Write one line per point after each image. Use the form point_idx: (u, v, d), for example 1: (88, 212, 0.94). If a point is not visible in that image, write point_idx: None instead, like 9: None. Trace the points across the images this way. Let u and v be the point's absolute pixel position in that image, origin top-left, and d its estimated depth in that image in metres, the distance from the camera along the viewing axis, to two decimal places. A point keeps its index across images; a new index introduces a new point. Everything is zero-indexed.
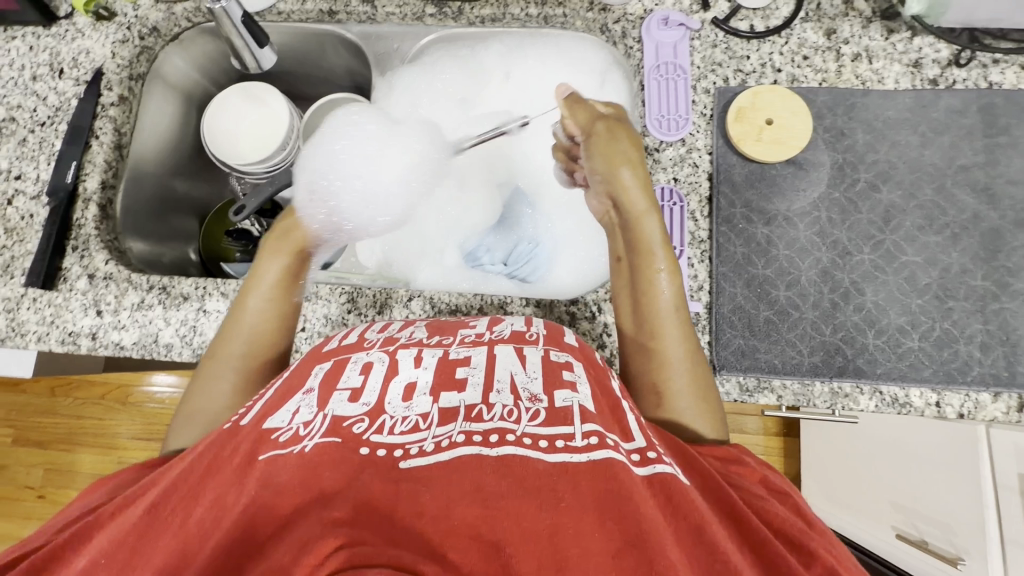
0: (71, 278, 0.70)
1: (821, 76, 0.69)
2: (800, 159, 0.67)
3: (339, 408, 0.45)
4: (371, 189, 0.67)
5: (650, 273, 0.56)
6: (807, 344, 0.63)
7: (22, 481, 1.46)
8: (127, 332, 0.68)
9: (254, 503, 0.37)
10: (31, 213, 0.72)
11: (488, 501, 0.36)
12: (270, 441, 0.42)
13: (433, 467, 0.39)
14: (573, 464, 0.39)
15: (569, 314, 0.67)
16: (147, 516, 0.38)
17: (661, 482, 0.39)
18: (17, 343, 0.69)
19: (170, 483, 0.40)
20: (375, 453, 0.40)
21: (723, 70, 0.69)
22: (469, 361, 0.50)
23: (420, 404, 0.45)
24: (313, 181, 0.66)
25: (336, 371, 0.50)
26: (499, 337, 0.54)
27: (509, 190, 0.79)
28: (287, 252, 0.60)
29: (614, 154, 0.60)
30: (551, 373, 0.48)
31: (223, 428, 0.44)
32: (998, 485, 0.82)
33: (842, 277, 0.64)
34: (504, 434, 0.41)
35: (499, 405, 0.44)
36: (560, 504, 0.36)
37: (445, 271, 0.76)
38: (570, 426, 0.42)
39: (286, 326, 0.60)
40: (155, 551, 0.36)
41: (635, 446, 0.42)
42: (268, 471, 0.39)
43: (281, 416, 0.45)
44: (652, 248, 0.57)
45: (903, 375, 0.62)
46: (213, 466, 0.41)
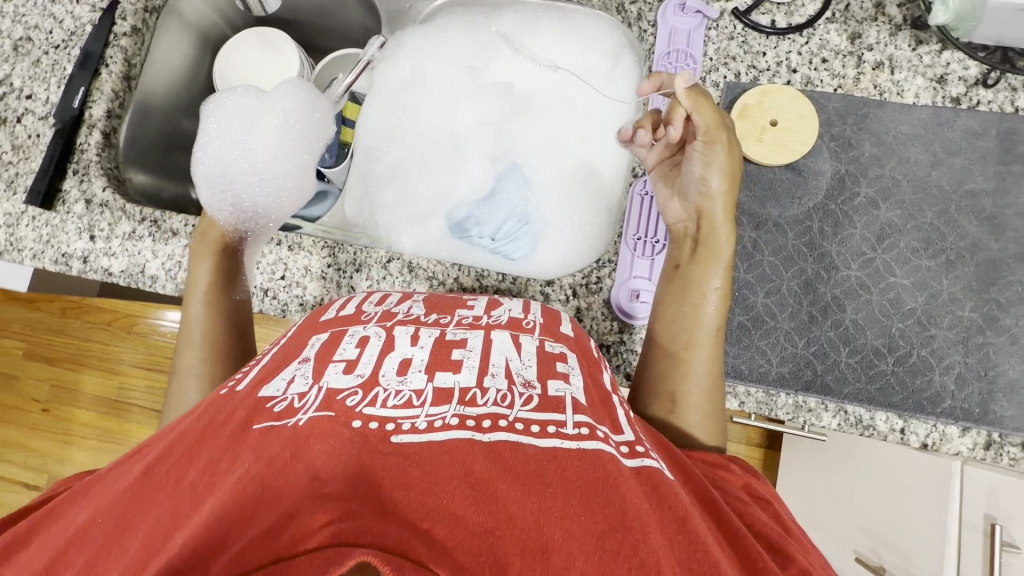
0: (69, 201, 0.72)
1: (837, 82, 0.66)
2: (800, 166, 0.65)
3: (334, 380, 0.45)
4: (247, 167, 0.65)
5: (702, 290, 0.58)
6: (777, 354, 0.62)
7: (30, 393, 1.54)
8: (117, 260, 0.70)
9: (246, 471, 0.37)
10: (38, 133, 0.74)
11: (476, 486, 0.36)
12: (265, 409, 0.43)
13: (423, 445, 0.39)
14: (561, 450, 0.40)
15: (543, 293, 0.68)
16: (141, 479, 0.39)
17: (648, 476, 0.40)
18: (15, 258, 0.72)
19: (162, 450, 0.42)
20: (367, 426, 0.40)
21: (736, 64, 0.67)
22: (466, 343, 0.50)
23: (415, 379, 0.45)
24: (210, 178, 0.65)
25: (334, 341, 0.51)
26: (496, 322, 0.54)
27: (504, 164, 0.75)
28: (211, 253, 0.62)
29: (728, 165, 0.60)
30: (545, 362, 0.49)
31: (219, 394, 0.47)
32: (962, 519, 0.81)
33: (824, 291, 0.63)
34: (496, 419, 0.42)
35: (493, 389, 0.45)
36: (546, 491, 0.36)
37: (430, 238, 0.73)
38: (561, 415, 0.43)
39: (231, 322, 0.62)
40: (139, 513, 0.37)
41: (624, 439, 0.44)
42: (262, 439, 0.40)
43: (276, 385, 0.46)
44: (717, 264, 0.59)
45: (870, 398, 0.61)
46: (207, 433, 0.42)
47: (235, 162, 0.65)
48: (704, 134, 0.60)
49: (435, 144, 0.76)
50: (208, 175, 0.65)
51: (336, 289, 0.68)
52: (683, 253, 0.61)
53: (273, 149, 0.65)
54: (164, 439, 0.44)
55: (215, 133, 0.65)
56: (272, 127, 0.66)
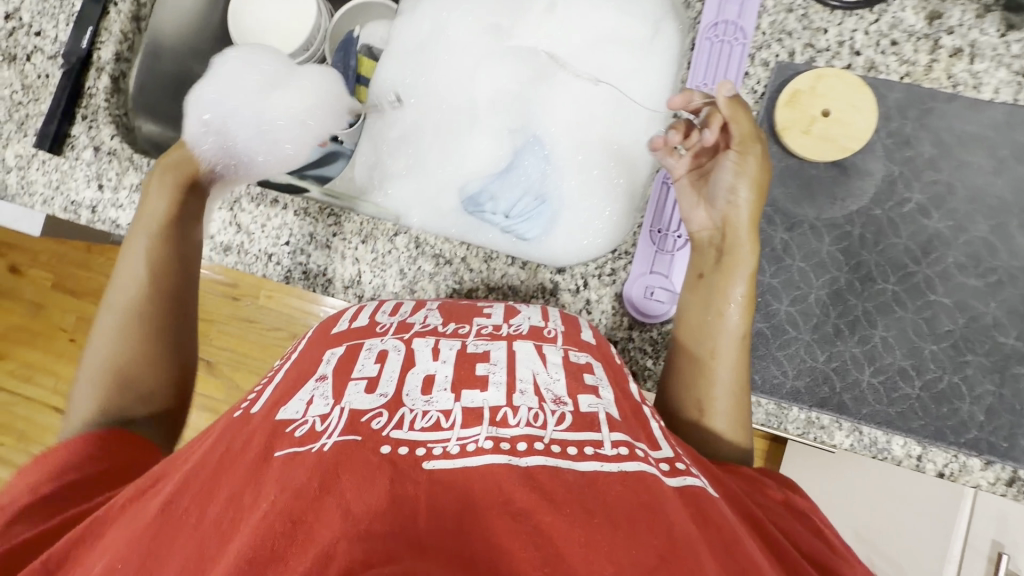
0: (78, 147, 0.70)
1: (905, 69, 0.59)
2: (849, 163, 0.58)
3: (356, 402, 0.44)
4: (253, 126, 0.63)
5: (724, 299, 0.55)
6: (794, 366, 0.58)
7: (58, 322, 1.60)
8: (125, 212, 0.70)
9: (271, 506, 0.35)
10: (47, 73, 0.72)
11: (523, 518, 0.34)
12: (286, 436, 0.41)
13: (456, 473, 0.38)
14: (602, 475, 0.38)
15: (552, 283, 0.64)
16: (160, 517, 0.37)
17: (691, 495, 0.39)
18: (26, 202, 0.71)
19: (179, 483, 0.39)
20: (397, 452, 0.39)
21: (792, 41, 0.60)
22: (489, 356, 0.49)
23: (441, 399, 0.44)
24: (207, 117, 0.63)
25: (350, 358, 0.50)
26: (518, 332, 0.53)
27: (524, 137, 0.70)
28: (172, 181, 0.59)
29: (758, 181, 0.57)
30: (573, 375, 0.48)
31: (235, 418, 0.46)
32: (966, 542, 0.83)
33: (855, 303, 0.58)
34: (531, 442, 0.40)
35: (524, 408, 0.43)
36: (590, 520, 0.34)
37: (440, 211, 0.69)
38: (598, 433, 0.41)
39: (173, 259, 0.58)
40: (161, 560, 0.34)
41: (662, 456, 0.42)
42: (287, 467, 0.38)
43: (295, 406, 0.45)
44: (738, 273, 0.55)
45: (888, 421, 0.57)
46: (226, 465, 0.40)
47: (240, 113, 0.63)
48: (738, 143, 0.56)
49: (449, 110, 0.70)
50: (206, 113, 0.63)
51: (340, 259, 0.66)
52: (707, 261, 0.57)
53: (280, 119, 0.64)
54: (182, 465, 0.42)
55: (221, 82, 0.64)
56: (290, 96, 0.64)
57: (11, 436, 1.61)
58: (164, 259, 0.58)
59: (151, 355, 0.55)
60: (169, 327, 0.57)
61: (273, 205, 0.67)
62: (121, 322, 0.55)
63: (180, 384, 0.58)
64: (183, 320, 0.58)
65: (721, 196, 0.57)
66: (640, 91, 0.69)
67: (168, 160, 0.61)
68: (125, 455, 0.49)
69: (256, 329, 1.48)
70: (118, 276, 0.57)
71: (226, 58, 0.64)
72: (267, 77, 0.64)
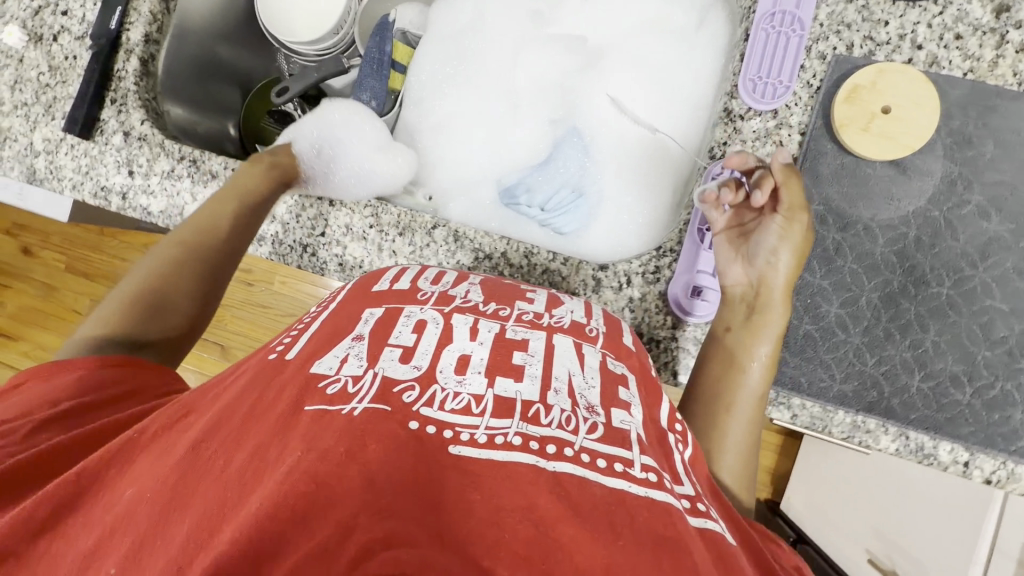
0: (107, 132, 0.69)
1: (969, 65, 0.56)
2: (907, 163, 0.57)
3: (390, 368, 0.42)
4: (345, 169, 0.68)
5: (749, 360, 0.55)
6: (842, 369, 0.57)
7: (72, 304, 1.59)
8: (156, 200, 0.68)
9: (295, 464, 0.34)
10: (75, 54, 0.70)
11: (540, 526, 0.32)
12: (317, 391, 0.40)
13: (480, 462, 0.36)
14: (630, 496, 0.36)
15: (595, 279, 0.62)
16: (188, 457, 0.37)
17: (712, 539, 0.37)
18: (55, 187, 0.70)
19: (210, 424, 0.40)
20: (424, 429, 0.38)
21: (850, 33, 0.58)
22: (527, 347, 0.46)
23: (474, 382, 0.42)
24: (315, 144, 0.69)
25: (389, 320, 0.48)
26: (558, 325, 0.50)
27: (565, 128, 0.70)
28: (266, 172, 0.64)
29: (798, 250, 0.56)
30: (608, 384, 0.45)
31: (270, 359, 0.46)
32: (994, 546, 0.81)
33: (907, 307, 0.57)
34: (561, 446, 0.38)
35: (558, 408, 0.41)
36: (615, 541, 0.32)
37: (480, 206, 0.71)
38: (628, 452, 0.39)
39: (235, 232, 0.61)
40: (188, 496, 0.35)
41: (685, 492, 0.41)
42: (314, 427, 0.37)
43: (329, 362, 0.43)
44: (767, 334, 0.55)
45: (936, 427, 0.56)
46: (255, 416, 0.39)
47: (340, 155, 0.68)
48: (787, 210, 0.56)
49: (493, 100, 0.71)
50: (315, 139, 0.69)
51: (377, 252, 0.64)
52: (736, 316, 0.56)
53: (370, 172, 0.68)
54: (214, 404, 0.42)
55: (331, 122, 0.70)
56: (384, 156, 0.69)
57: None
58: (231, 228, 0.60)
59: (177, 299, 0.58)
60: (204, 280, 0.60)
61: (311, 205, 0.65)
62: (171, 265, 0.59)
63: (188, 333, 0.59)
64: (216, 280, 0.61)
65: (761, 258, 0.56)
66: (681, 79, 0.68)
67: (279, 156, 0.66)
68: (134, 381, 0.51)
69: (269, 315, 1.47)
70: (190, 226, 0.60)
71: (339, 106, 0.70)
72: (369, 133, 0.70)
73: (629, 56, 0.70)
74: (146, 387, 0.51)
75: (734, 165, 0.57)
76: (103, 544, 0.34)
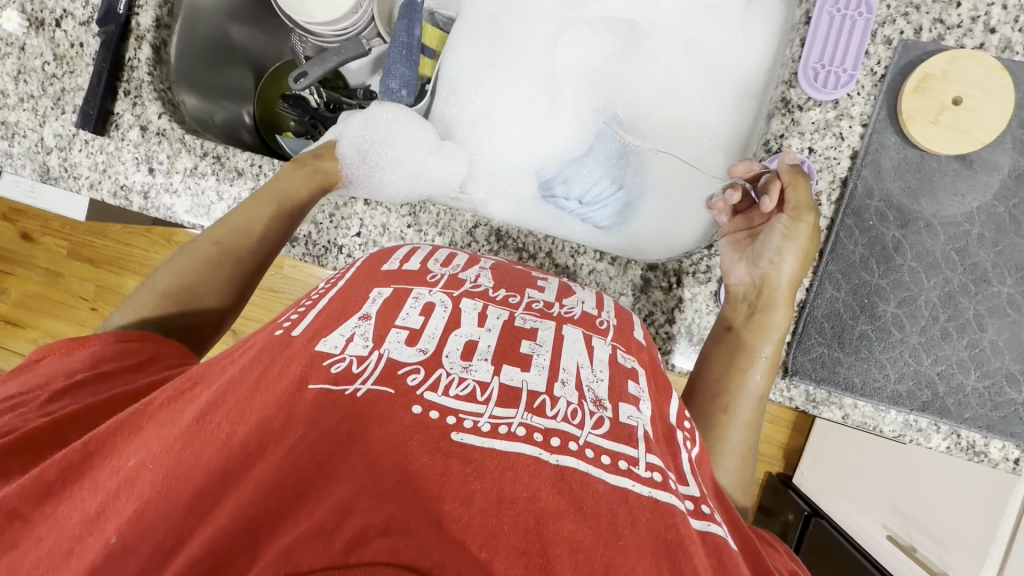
0: (123, 127, 0.65)
1: None
2: (973, 157, 0.54)
3: (395, 351, 0.38)
4: (399, 172, 0.64)
5: (752, 359, 0.55)
6: (896, 369, 0.56)
7: (77, 292, 1.54)
8: (180, 199, 0.65)
9: (299, 445, 0.32)
10: (81, 41, 0.66)
11: (540, 520, 0.29)
12: (321, 369, 0.36)
13: (483, 451, 0.33)
14: (633, 494, 0.33)
15: (643, 279, 0.60)
16: (191, 429, 0.34)
17: (714, 543, 0.34)
18: (70, 186, 0.66)
19: (216, 392, 0.36)
20: (428, 415, 0.34)
21: (919, 16, 0.54)
22: (536, 335, 0.42)
23: (480, 368, 0.38)
24: (361, 150, 0.65)
25: (396, 302, 0.43)
26: (569, 315, 0.45)
27: (605, 118, 0.68)
28: (307, 177, 0.60)
29: (803, 253, 0.56)
30: (617, 377, 0.41)
31: (276, 335, 0.41)
32: (1018, 525, 0.82)
33: (966, 305, 0.55)
34: (566, 440, 0.34)
35: (564, 401, 0.37)
36: (618, 542, 0.30)
37: (520, 202, 0.68)
38: (633, 449, 0.36)
39: (269, 240, 0.58)
40: (193, 466, 0.32)
41: (689, 492, 0.38)
42: (317, 409, 0.34)
43: (333, 341, 0.39)
44: (769, 334, 0.55)
45: (990, 425, 0.55)
46: (262, 384, 0.36)
47: (390, 158, 0.65)
48: (792, 210, 0.55)
49: (531, 88, 0.69)
50: (360, 145, 0.65)
51: None
52: (738, 316, 0.56)
53: (428, 175, 0.65)
54: (220, 375, 0.38)
55: (381, 125, 0.66)
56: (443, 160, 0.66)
57: None
58: (266, 235, 0.58)
59: (207, 299, 0.56)
60: (237, 284, 0.58)
61: (344, 203, 0.63)
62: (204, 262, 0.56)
63: (214, 331, 0.57)
64: (249, 283, 0.59)
65: (765, 260, 0.56)
66: (727, 63, 0.65)
67: (322, 157, 0.64)
68: (150, 352, 0.48)
69: (279, 299, 1.44)
70: (227, 224, 0.58)
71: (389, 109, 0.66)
72: (422, 135, 0.66)
73: (673, 44, 0.67)
74: (163, 357, 0.48)
75: (740, 173, 0.58)
76: (107, 510, 0.31)
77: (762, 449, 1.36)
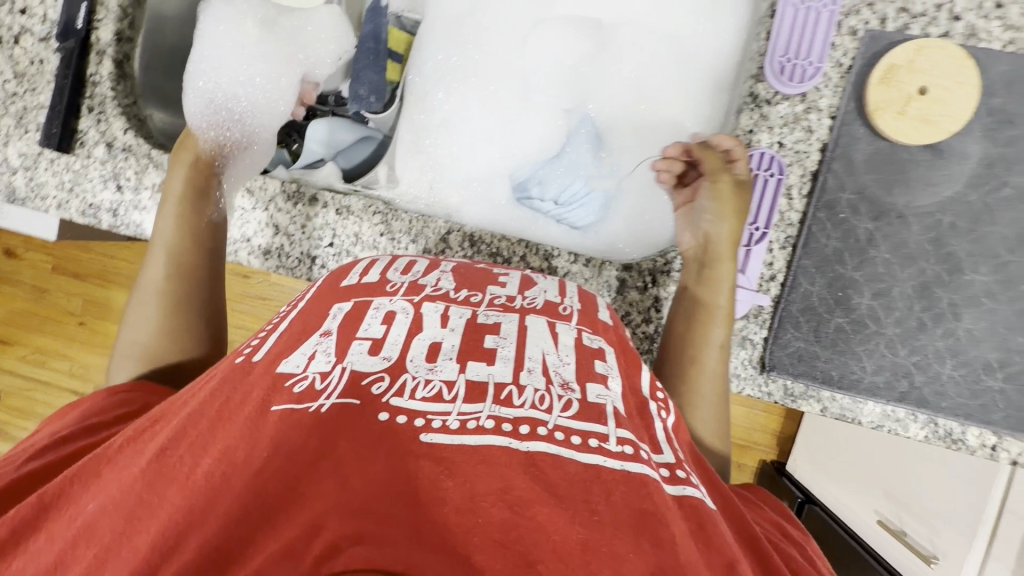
0: (88, 144, 0.64)
1: (1010, 35, 0.53)
2: (943, 146, 0.54)
3: (358, 362, 0.37)
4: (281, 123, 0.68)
5: (709, 312, 0.54)
6: (873, 361, 0.56)
7: (64, 307, 1.53)
8: (149, 215, 0.64)
9: (267, 466, 0.31)
10: (42, 58, 0.64)
11: (515, 508, 0.29)
12: (284, 390, 0.36)
13: (456, 449, 0.32)
14: (606, 470, 0.32)
15: (619, 279, 0.60)
16: (154, 465, 0.33)
17: (691, 507, 0.33)
18: (38, 207, 0.65)
19: (177, 426, 0.35)
20: (396, 420, 0.34)
21: (884, 6, 0.54)
22: (499, 330, 0.42)
23: (446, 368, 0.38)
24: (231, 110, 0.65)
25: (356, 316, 0.42)
26: (531, 307, 0.45)
27: (576, 117, 0.68)
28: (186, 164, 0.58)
29: (736, 210, 0.57)
30: (583, 359, 0.41)
31: (234, 364, 0.40)
32: (1003, 507, 0.84)
33: (941, 295, 0.55)
34: (535, 426, 0.34)
35: (531, 388, 0.37)
36: (593, 519, 0.29)
37: (492, 205, 0.68)
38: (603, 427, 0.35)
39: (199, 240, 0.57)
40: (157, 505, 0.31)
41: (664, 460, 0.37)
42: (281, 429, 0.33)
43: (296, 360, 0.38)
44: (720, 288, 0.55)
45: (969, 414, 0.55)
46: (224, 414, 0.35)
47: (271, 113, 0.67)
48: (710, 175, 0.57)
49: (500, 89, 0.68)
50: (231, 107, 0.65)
51: None
52: (688, 276, 0.57)
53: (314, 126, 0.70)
54: (180, 411, 0.37)
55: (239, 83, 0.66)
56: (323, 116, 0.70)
57: (34, 421, 1.59)
58: (188, 239, 0.56)
59: (181, 329, 0.54)
60: (201, 302, 0.56)
61: (313, 214, 0.62)
62: (161, 299, 0.54)
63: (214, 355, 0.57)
64: (217, 295, 0.58)
65: (703, 222, 0.58)
66: (697, 56, 0.64)
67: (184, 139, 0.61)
68: (141, 401, 0.48)
69: (268, 307, 1.43)
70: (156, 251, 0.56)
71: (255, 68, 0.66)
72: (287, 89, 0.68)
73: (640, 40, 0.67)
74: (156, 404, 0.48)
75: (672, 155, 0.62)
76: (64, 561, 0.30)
77: (757, 438, 1.35)
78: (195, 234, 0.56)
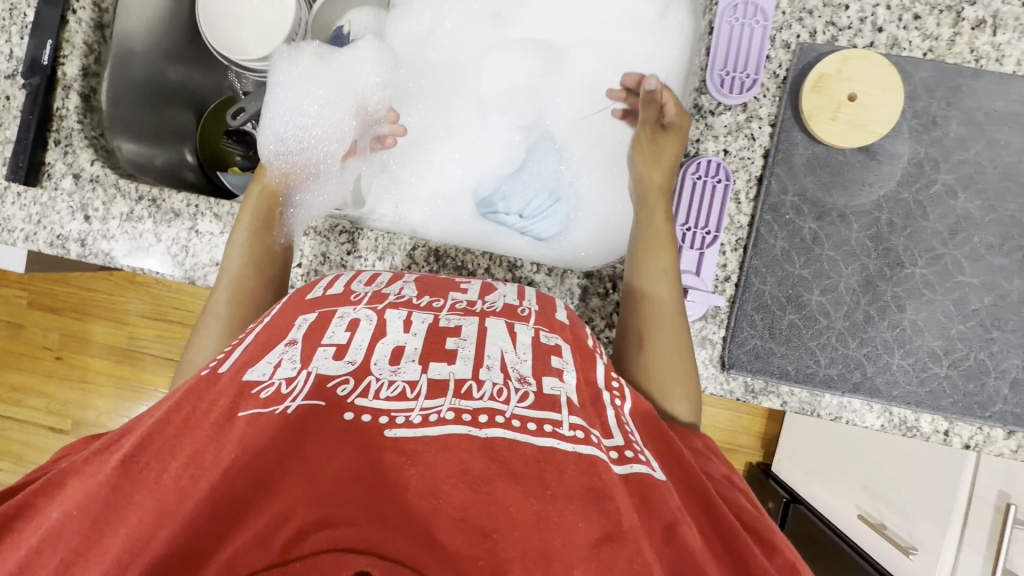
0: (56, 176, 0.65)
1: (928, 45, 0.57)
2: (875, 147, 0.58)
3: (323, 365, 0.38)
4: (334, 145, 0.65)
5: (648, 258, 0.55)
6: (826, 354, 0.58)
7: (40, 342, 1.50)
8: (118, 243, 0.65)
9: (234, 464, 0.32)
10: (7, 93, 0.65)
11: (473, 487, 0.31)
12: (250, 397, 0.36)
13: (418, 441, 0.33)
14: (560, 453, 0.34)
15: (581, 287, 0.62)
16: (118, 472, 0.33)
17: (637, 482, 0.35)
18: (5, 240, 0.66)
19: (142, 435, 0.35)
20: (359, 419, 0.35)
21: (813, 20, 0.58)
22: (460, 332, 0.43)
23: (409, 369, 0.38)
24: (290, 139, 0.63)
25: (321, 325, 0.43)
26: (491, 309, 0.47)
27: (535, 134, 0.71)
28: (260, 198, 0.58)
29: (661, 159, 0.59)
30: (540, 354, 0.42)
31: (200, 376, 0.40)
32: (971, 493, 0.86)
33: (885, 289, 0.58)
34: (493, 415, 0.35)
35: (489, 382, 0.38)
36: (546, 493, 0.32)
37: (458, 220, 0.70)
38: (557, 413, 0.36)
39: (268, 275, 0.56)
40: (124, 511, 0.31)
41: (614, 442, 0.38)
42: (246, 432, 0.33)
43: (261, 368, 0.39)
44: (656, 235, 0.56)
45: (919, 401, 0.58)
46: (190, 423, 0.35)
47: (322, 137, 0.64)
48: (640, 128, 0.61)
49: (462, 110, 0.72)
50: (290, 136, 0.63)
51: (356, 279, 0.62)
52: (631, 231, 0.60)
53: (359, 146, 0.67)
54: (145, 423, 0.37)
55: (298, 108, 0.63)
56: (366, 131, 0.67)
57: (9, 461, 1.54)
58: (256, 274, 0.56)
59: None
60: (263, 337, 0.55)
61: None
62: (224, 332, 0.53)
63: None
64: None
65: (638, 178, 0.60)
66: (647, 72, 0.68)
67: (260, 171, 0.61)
68: None
69: None
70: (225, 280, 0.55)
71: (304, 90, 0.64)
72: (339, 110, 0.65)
73: (593, 60, 0.71)
74: None
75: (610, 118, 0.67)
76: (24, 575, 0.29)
77: (741, 440, 1.36)
78: (263, 269, 0.56)
